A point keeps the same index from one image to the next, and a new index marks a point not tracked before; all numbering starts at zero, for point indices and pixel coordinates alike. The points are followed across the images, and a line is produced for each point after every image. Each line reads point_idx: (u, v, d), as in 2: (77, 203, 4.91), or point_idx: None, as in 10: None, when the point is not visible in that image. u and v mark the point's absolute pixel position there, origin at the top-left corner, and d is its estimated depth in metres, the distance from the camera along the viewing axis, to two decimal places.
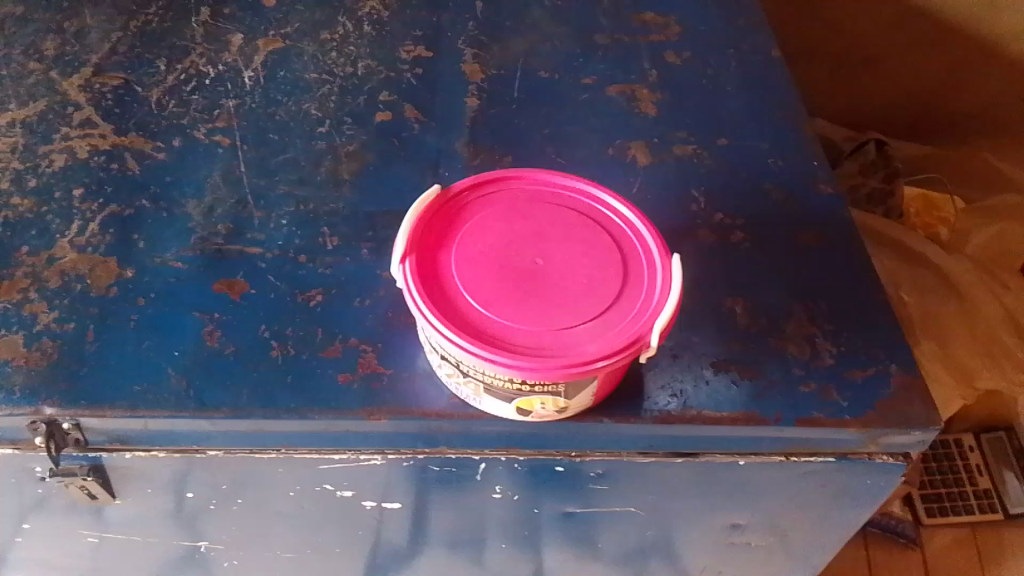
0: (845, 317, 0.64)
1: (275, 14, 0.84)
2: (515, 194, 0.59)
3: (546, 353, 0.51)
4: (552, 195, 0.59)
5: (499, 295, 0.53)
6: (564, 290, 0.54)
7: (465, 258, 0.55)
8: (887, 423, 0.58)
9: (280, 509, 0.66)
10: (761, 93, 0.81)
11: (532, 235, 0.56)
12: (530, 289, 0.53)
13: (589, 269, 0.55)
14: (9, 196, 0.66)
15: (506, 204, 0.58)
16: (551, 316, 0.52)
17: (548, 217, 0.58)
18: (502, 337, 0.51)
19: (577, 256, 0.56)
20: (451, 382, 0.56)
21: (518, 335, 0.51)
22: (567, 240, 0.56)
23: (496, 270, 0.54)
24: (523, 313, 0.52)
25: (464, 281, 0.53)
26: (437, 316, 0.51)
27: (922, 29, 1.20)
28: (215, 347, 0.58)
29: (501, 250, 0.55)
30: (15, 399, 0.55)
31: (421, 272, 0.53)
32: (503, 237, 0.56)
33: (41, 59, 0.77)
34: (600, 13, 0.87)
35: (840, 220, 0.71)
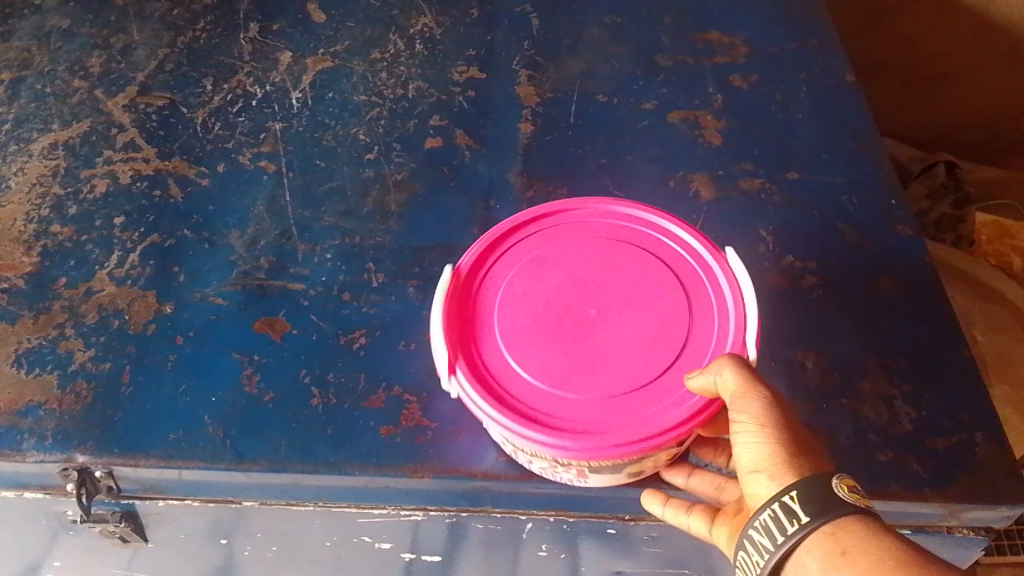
0: (927, 376, 0.60)
1: (325, 31, 0.81)
2: (538, 241, 0.55)
3: (639, 424, 0.47)
4: (577, 229, 0.55)
5: (567, 365, 0.49)
6: (633, 338, 0.50)
7: (514, 331, 0.50)
8: (973, 499, 0.54)
9: (315, 557, 0.63)
10: (835, 123, 0.76)
11: (577, 282, 0.52)
12: (599, 350, 0.49)
13: (651, 302, 0.51)
14: (49, 223, 0.65)
15: (531, 255, 0.54)
16: (631, 375, 0.48)
17: (584, 256, 0.53)
18: (589, 419, 0.47)
19: (632, 293, 0.51)
20: (527, 463, 0.52)
21: (604, 411, 0.47)
22: (615, 277, 0.52)
23: (551, 333, 0.50)
24: (601, 383, 0.48)
25: (522, 360, 0.49)
26: (512, 419, 0.47)
27: (998, 46, 1.12)
28: (253, 394, 0.56)
29: (549, 309, 0.51)
30: (47, 445, 0.53)
31: (476, 369, 0.49)
32: (546, 294, 0.52)
33: (86, 76, 0.76)
34: (663, 32, 0.83)
35: (920, 265, 0.66)
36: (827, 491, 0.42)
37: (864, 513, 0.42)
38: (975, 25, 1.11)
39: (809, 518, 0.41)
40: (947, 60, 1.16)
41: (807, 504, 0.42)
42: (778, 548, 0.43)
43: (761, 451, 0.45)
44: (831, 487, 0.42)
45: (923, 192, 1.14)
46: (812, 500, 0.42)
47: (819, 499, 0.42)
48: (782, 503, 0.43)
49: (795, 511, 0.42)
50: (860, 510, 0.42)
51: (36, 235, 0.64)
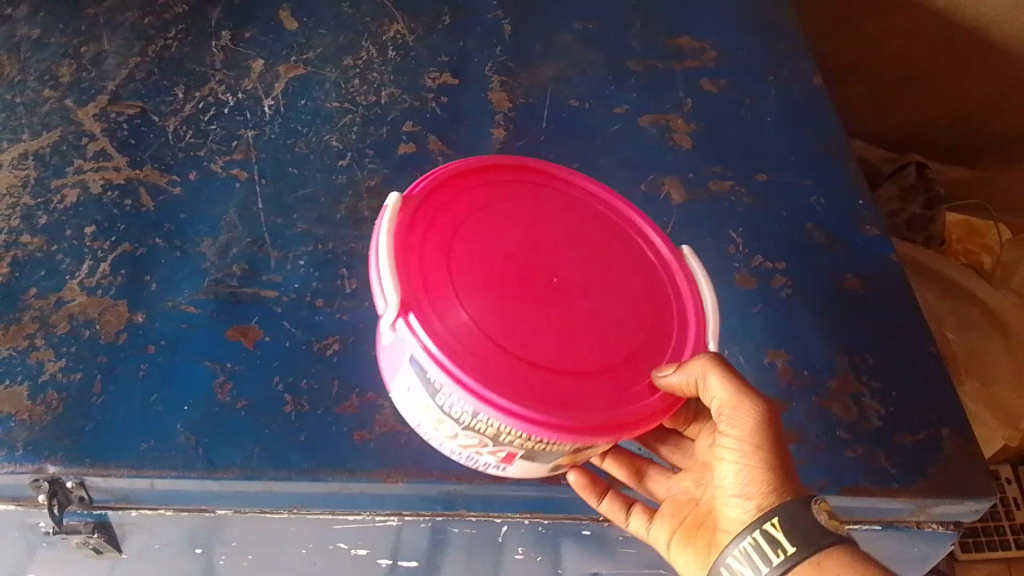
0: (894, 374, 0.61)
1: (297, 38, 0.81)
2: (487, 192, 0.53)
3: (602, 405, 0.46)
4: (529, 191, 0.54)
5: (528, 329, 0.47)
6: (594, 312, 0.49)
7: (465, 280, 0.47)
8: (937, 493, 0.55)
9: (291, 565, 0.64)
10: (803, 125, 0.77)
11: (531, 243, 0.50)
12: (559, 317, 0.48)
13: (611, 281, 0.51)
14: (18, 233, 0.64)
15: (481, 203, 0.52)
16: (595, 351, 0.47)
17: (539, 219, 0.52)
18: (553, 386, 0.45)
19: (592, 266, 0.51)
20: (436, 431, 0.49)
21: (565, 381, 0.46)
22: (572, 247, 0.51)
23: (507, 290, 0.48)
24: (561, 350, 0.46)
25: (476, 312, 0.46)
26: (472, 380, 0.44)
27: (967, 50, 1.13)
28: (225, 402, 0.56)
29: (504, 264, 0.49)
30: (17, 457, 0.53)
31: (428, 316, 0.45)
32: (500, 248, 0.49)
33: (56, 85, 0.75)
34: (634, 37, 0.84)
35: (886, 265, 0.68)
36: (810, 523, 0.47)
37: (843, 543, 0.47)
38: (943, 30, 1.12)
39: (794, 548, 0.47)
40: (915, 63, 1.18)
41: (791, 534, 0.47)
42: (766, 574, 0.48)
43: (748, 469, 0.50)
44: (812, 515, 0.48)
45: (894, 193, 1.16)
46: (797, 533, 0.47)
47: (803, 532, 0.47)
48: (767, 531, 0.48)
49: (781, 542, 0.47)
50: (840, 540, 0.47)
51: (6, 245, 0.63)
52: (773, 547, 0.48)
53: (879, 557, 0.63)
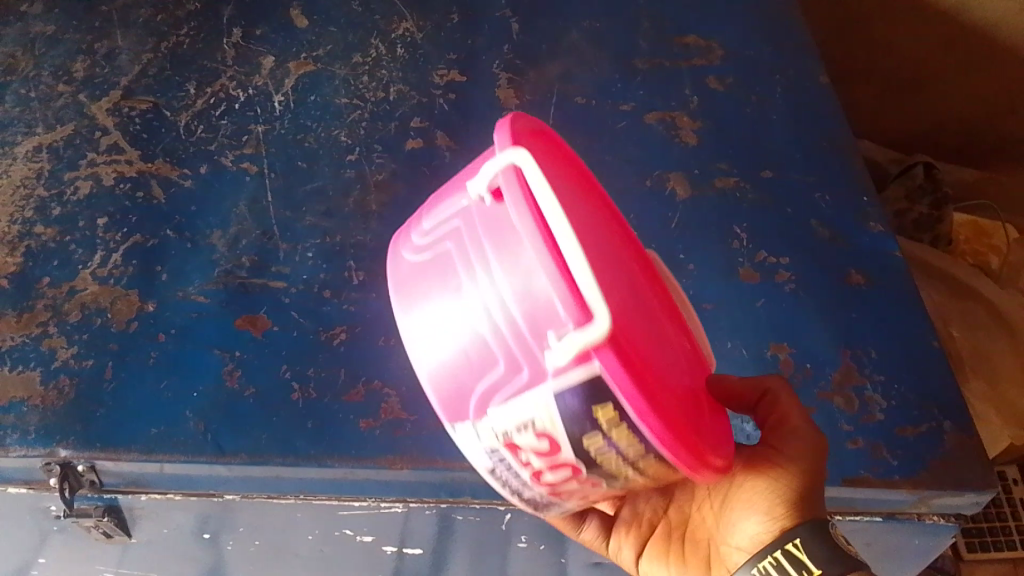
0: (896, 368, 0.61)
1: (307, 35, 0.81)
2: (561, 167, 0.47)
3: (723, 440, 0.45)
4: (571, 170, 0.50)
5: (655, 352, 0.44)
6: (668, 333, 0.48)
7: (604, 281, 0.42)
8: (938, 485, 0.56)
9: (298, 552, 0.65)
10: (809, 124, 0.78)
11: (612, 247, 0.48)
12: (657, 337, 0.46)
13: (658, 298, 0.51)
14: (33, 224, 0.66)
15: (564, 182, 0.46)
16: (687, 377, 0.47)
17: (600, 216, 0.50)
18: (700, 424, 0.43)
19: (643, 278, 0.51)
20: (516, 462, 0.41)
21: (699, 418, 0.44)
22: (627, 254, 0.50)
23: (622, 296, 0.44)
24: (676, 380, 0.44)
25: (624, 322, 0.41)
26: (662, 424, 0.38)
27: (974, 52, 1.13)
28: (234, 389, 0.57)
29: (608, 264, 0.45)
30: (30, 440, 0.54)
31: (615, 343, 0.37)
32: (599, 245, 0.46)
33: (70, 81, 0.76)
34: (641, 35, 0.84)
35: (890, 261, 0.68)
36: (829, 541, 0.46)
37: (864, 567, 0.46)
38: (950, 32, 1.12)
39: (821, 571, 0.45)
40: (925, 64, 1.18)
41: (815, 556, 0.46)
42: None
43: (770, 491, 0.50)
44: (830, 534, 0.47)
45: (901, 193, 1.15)
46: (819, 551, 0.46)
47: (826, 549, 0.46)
48: (787, 553, 0.47)
49: (807, 563, 0.46)
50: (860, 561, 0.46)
51: (20, 235, 0.65)
52: (798, 568, 0.46)
53: (880, 548, 0.63)
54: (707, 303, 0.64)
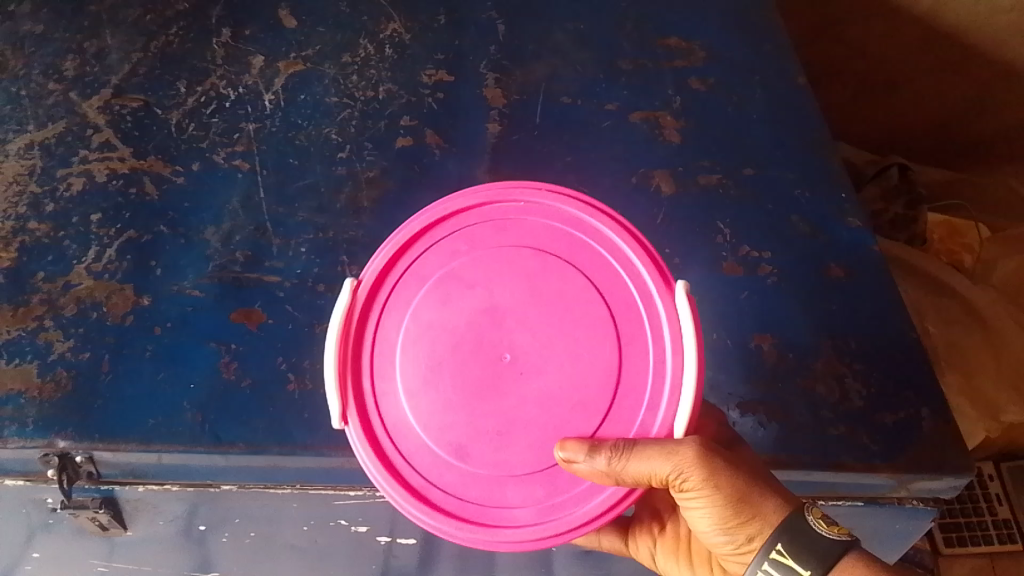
0: (876, 357, 0.63)
1: (296, 36, 0.82)
2: (477, 229, 0.53)
3: (513, 518, 0.48)
4: (518, 223, 0.53)
5: (464, 430, 0.49)
6: (538, 399, 0.49)
7: (419, 361, 0.50)
8: (918, 469, 0.58)
9: (292, 542, 0.67)
10: (790, 123, 0.79)
11: (491, 310, 0.50)
12: (499, 415, 0.49)
13: (576, 348, 0.49)
14: (26, 220, 0.66)
15: (466, 245, 0.52)
16: (528, 453, 0.48)
17: (500, 274, 0.51)
18: (480, 494, 0.49)
19: (553, 327, 0.49)
20: None
21: (486, 486, 0.49)
22: (544, 305, 0.50)
23: (450, 374, 0.49)
24: (491, 455, 0.49)
25: (408, 404, 0.50)
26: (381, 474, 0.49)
27: (943, 56, 1.16)
28: (231, 380, 0.58)
29: (448, 341, 0.50)
30: (29, 432, 0.56)
31: (369, 412, 0.51)
32: (447, 322, 0.50)
33: (60, 79, 0.77)
34: (625, 37, 0.85)
35: (869, 255, 0.70)
36: (813, 535, 0.49)
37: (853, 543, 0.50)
38: (919, 37, 1.15)
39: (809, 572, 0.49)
40: (897, 69, 1.21)
41: (802, 559, 0.49)
42: None
43: (717, 509, 0.50)
44: (810, 530, 0.49)
45: (877, 194, 1.19)
46: (807, 554, 0.49)
47: (810, 548, 0.49)
48: (775, 560, 0.50)
49: (794, 567, 0.50)
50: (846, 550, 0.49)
51: (14, 231, 0.66)
52: (787, 571, 0.50)
53: (862, 533, 0.66)
54: (693, 295, 0.66)
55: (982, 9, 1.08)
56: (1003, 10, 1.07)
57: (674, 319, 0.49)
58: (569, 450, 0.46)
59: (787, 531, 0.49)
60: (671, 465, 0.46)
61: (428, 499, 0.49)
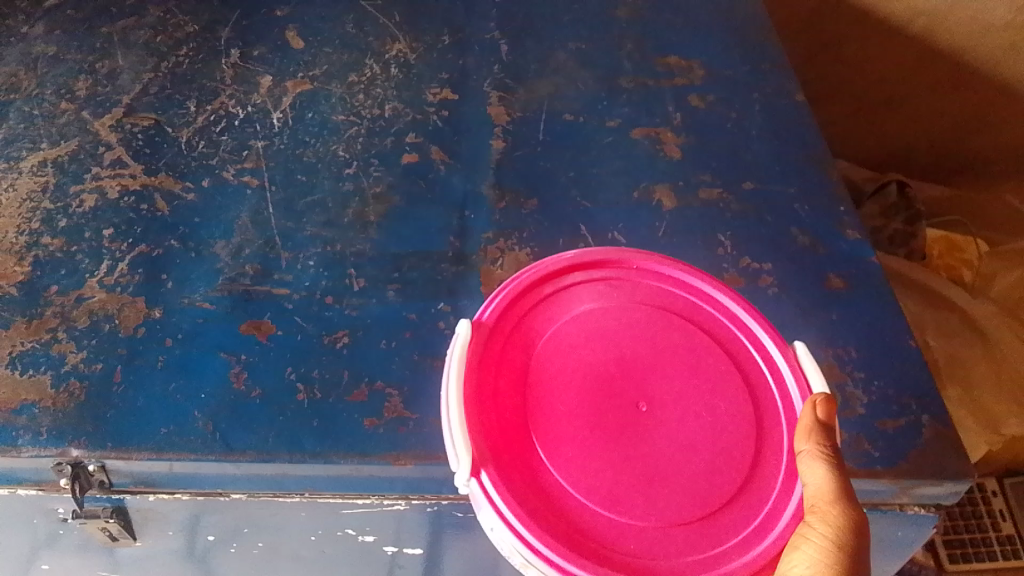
0: (877, 366, 0.64)
1: (303, 56, 0.83)
2: (591, 291, 0.57)
3: (672, 568, 0.48)
4: (627, 285, 0.58)
5: (612, 475, 0.50)
6: (683, 448, 0.51)
7: (550, 408, 0.52)
8: (920, 474, 0.58)
9: (299, 553, 0.67)
10: (789, 139, 0.81)
11: (626, 361, 0.53)
12: (652, 467, 0.50)
13: (711, 403, 0.52)
14: (40, 235, 0.68)
15: (582, 301, 0.57)
16: (680, 501, 0.49)
17: (625, 331, 0.55)
18: (635, 545, 0.48)
19: (689, 385, 0.53)
20: None
21: (641, 537, 0.49)
22: (672, 360, 0.54)
23: (588, 419, 0.51)
24: (653, 506, 0.49)
25: (552, 451, 0.50)
26: (545, 543, 0.47)
27: (939, 76, 1.17)
28: (241, 390, 0.59)
29: (587, 386, 0.52)
30: (43, 441, 0.56)
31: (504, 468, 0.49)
32: (581, 366, 0.53)
33: (73, 99, 0.78)
34: (626, 57, 0.86)
35: (869, 267, 0.71)
36: None
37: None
38: (917, 57, 1.16)
39: None
40: (895, 88, 1.22)
41: None
42: None
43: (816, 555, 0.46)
44: None
45: (875, 210, 1.21)
46: None
47: None
48: None
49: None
50: None
51: (28, 246, 0.67)
52: None
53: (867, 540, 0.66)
54: None
55: (975, 29, 1.09)
56: (997, 28, 1.08)
57: (796, 372, 0.54)
58: (823, 413, 0.50)
59: None
60: (846, 504, 0.47)
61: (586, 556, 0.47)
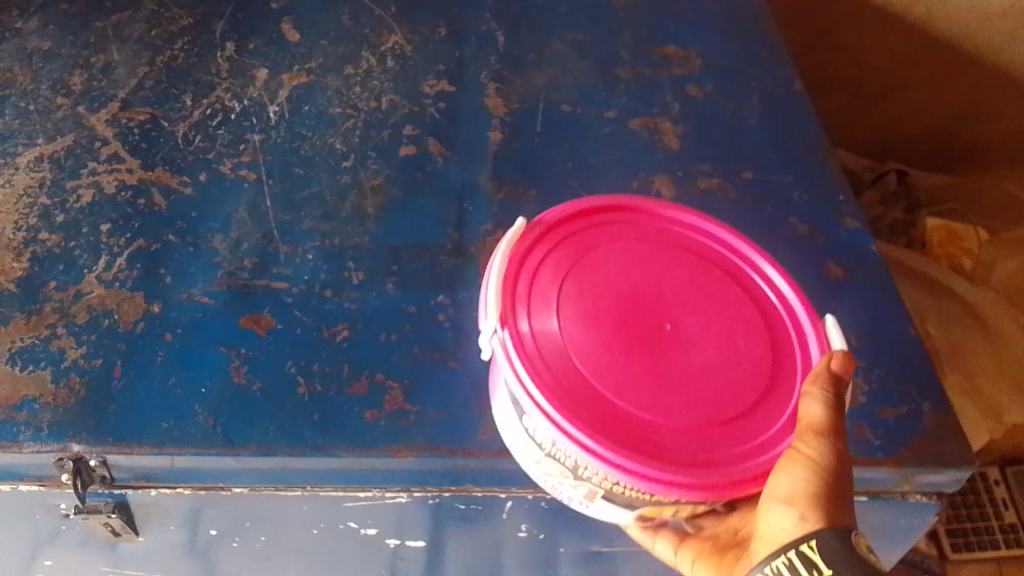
0: (878, 354, 0.64)
1: (299, 49, 0.83)
2: (641, 224, 0.56)
3: (669, 458, 0.46)
4: (683, 232, 0.57)
5: (628, 371, 0.48)
6: (706, 367, 0.49)
7: (581, 304, 0.50)
8: (921, 462, 0.58)
9: (302, 546, 0.67)
10: (787, 127, 0.81)
11: (657, 286, 0.52)
12: (669, 372, 0.48)
13: (740, 337, 0.51)
14: (37, 231, 0.67)
15: (640, 235, 0.55)
16: (689, 407, 0.47)
17: (662, 259, 0.54)
18: (632, 426, 0.46)
19: (715, 315, 0.51)
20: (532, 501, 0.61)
21: (639, 423, 0.47)
22: (707, 292, 0.52)
23: (616, 322, 0.50)
24: (660, 401, 0.47)
25: (573, 339, 0.49)
26: (546, 395, 0.46)
27: (939, 63, 1.17)
28: (242, 383, 0.59)
29: (623, 297, 0.51)
30: (43, 436, 0.56)
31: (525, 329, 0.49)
32: (620, 281, 0.52)
33: (68, 93, 0.78)
34: (623, 46, 0.86)
35: (868, 255, 0.71)
36: (845, 545, 0.45)
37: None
38: (918, 44, 1.16)
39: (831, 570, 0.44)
40: (894, 77, 1.22)
41: (829, 558, 0.45)
42: None
43: (795, 479, 0.47)
44: (848, 540, 0.45)
45: (875, 199, 1.21)
46: (832, 553, 0.45)
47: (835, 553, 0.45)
48: (801, 552, 0.46)
49: (817, 563, 0.45)
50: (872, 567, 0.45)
51: (25, 241, 0.67)
52: (809, 567, 0.45)
53: (868, 528, 0.66)
54: None
55: (977, 14, 1.09)
56: (998, 14, 1.08)
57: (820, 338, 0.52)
58: (837, 366, 0.48)
59: (824, 531, 0.45)
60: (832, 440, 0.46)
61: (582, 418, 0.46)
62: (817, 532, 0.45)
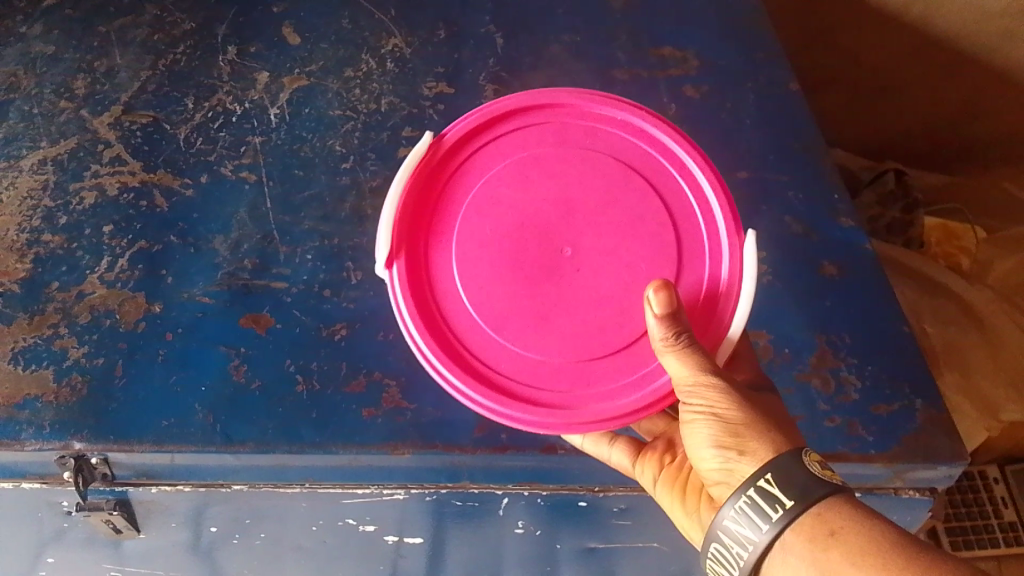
0: (871, 351, 0.65)
1: (300, 52, 0.84)
2: (560, 125, 0.57)
3: (540, 398, 0.51)
4: (605, 130, 0.56)
5: (512, 303, 0.52)
6: (592, 293, 0.52)
7: (478, 233, 0.54)
8: (912, 458, 0.59)
9: (301, 543, 0.68)
10: (783, 127, 0.81)
11: (557, 203, 0.54)
12: (554, 302, 0.52)
13: (637, 258, 0.52)
14: (40, 232, 0.68)
15: (552, 138, 0.56)
16: (567, 341, 0.51)
17: (580, 171, 0.55)
18: (507, 365, 0.51)
19: (619, 235, 0.53)
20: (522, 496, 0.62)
21: (516, 359, 0.51)
22: (610, 207, 0.54)
23: (508, 251, 0.53)
24: (540, 334, 0.52)
25: (462, 266, 0.53)
26: (426, 338, 0.51)
27: (935, 63, 1.17)
28: (241, 382, 0.60)
29: (519, 223, 0.53)
30: (46, 434, 0.58)
31: (417, 270, 0.53)
32: (519, 202, 0.54)
33: (72, 97, 0.79)
34: (620, 48, 0.87)
35: (862, 253, 0.71)
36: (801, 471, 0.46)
37: (844, 492, 0.47)
38: (914, 44, 1.16)
39: (791, 501, 0.46)
40: (890, 76, 1.22)
41: (785, 488, 0.46)
42: (762, 534, 0.46)
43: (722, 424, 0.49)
44: (801, 462, 0.47)
45: (873, 198, 1.21)
46: (790, 483, 0.46)
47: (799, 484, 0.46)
48: (760, 488, 0.47)
49: (777, 496, 0.46)
50: (834, 487, 0.46)
51: (29, 243, 0.68)
52: (771, 502, 0.46)
53: None
54: None
55: (972, 15, 1.09)
56: (993, 16, 1.08)
57: (733, 253, 0.52)
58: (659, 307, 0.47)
59: (773, 461, 0.47)
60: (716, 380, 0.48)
61: (463, 363, 0.51)
62: (769, 464, 0.47)
